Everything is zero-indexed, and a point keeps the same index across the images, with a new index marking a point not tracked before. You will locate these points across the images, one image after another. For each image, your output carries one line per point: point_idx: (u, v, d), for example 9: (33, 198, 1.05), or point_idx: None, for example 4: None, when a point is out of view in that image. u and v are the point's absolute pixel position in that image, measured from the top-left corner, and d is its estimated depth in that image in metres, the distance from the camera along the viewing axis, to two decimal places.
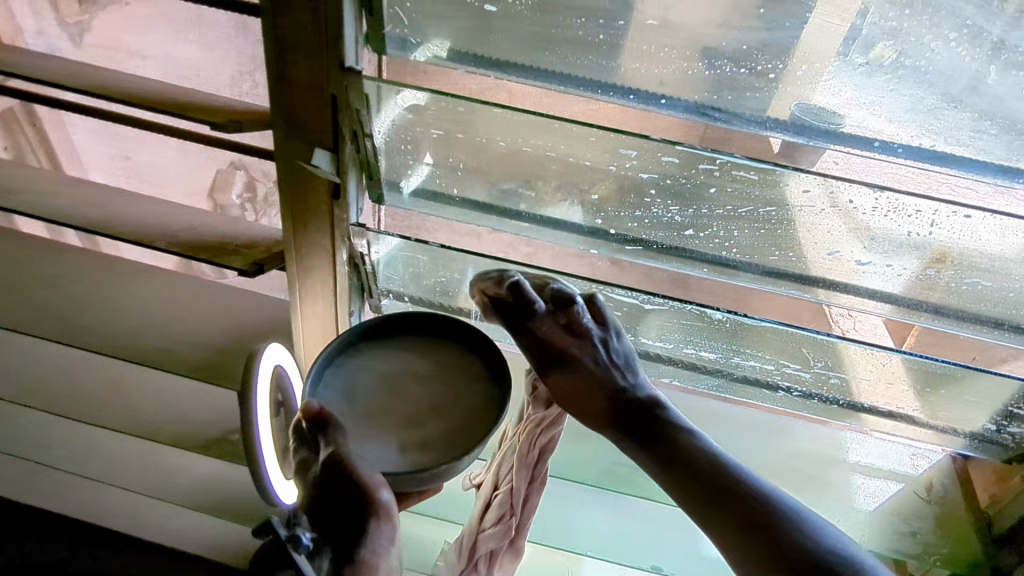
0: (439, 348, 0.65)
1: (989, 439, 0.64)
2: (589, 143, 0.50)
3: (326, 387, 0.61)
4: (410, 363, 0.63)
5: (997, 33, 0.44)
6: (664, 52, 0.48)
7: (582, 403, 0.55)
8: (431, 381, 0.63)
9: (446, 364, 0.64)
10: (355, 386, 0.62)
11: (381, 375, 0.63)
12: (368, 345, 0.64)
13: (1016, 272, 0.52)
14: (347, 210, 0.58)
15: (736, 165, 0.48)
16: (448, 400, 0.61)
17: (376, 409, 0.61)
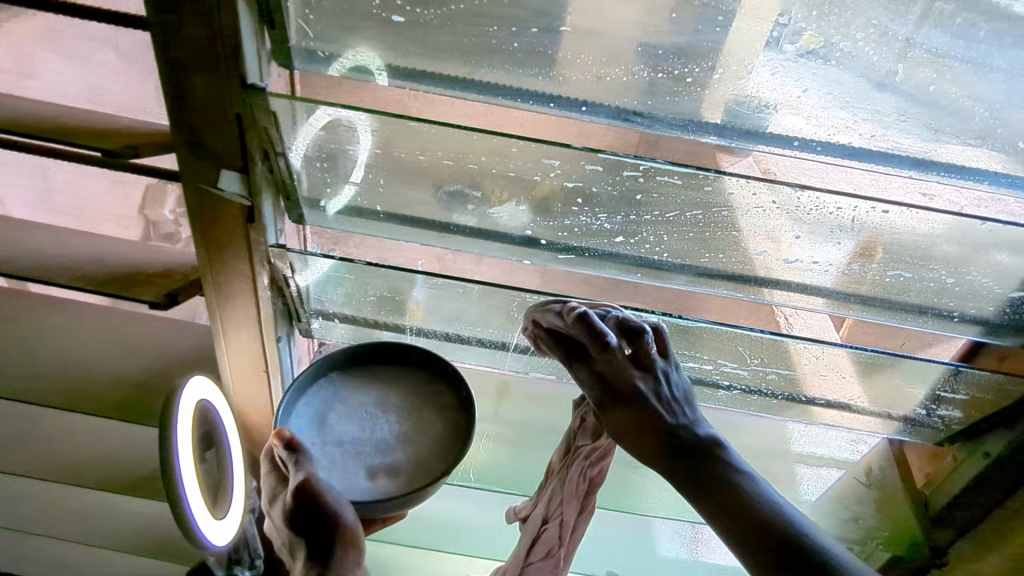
0: (413, 377, 0.61)
1: (922, 423, 0.65)
2: (511, 154, 0.49)
3: (298, 415, 0.57)
4: (385, 392, 0.59)
5: (906, 32, 0.45)
6: (581, 59, 0.47)
7: (635, 431, 0.48)
8: (406, 412, 0.58)
9: (421, 395, 0.59)
10: (328, 417, 0.58)
11: (353, 403, 0.58)
12: (341, 374, 0.60)
13: (936, 264, 0.53)
14: (264, 233, 0.55)
15: (659, 171, 0.48)
16: (419, 429, 0.57)
17: (347, 439, 0.56)
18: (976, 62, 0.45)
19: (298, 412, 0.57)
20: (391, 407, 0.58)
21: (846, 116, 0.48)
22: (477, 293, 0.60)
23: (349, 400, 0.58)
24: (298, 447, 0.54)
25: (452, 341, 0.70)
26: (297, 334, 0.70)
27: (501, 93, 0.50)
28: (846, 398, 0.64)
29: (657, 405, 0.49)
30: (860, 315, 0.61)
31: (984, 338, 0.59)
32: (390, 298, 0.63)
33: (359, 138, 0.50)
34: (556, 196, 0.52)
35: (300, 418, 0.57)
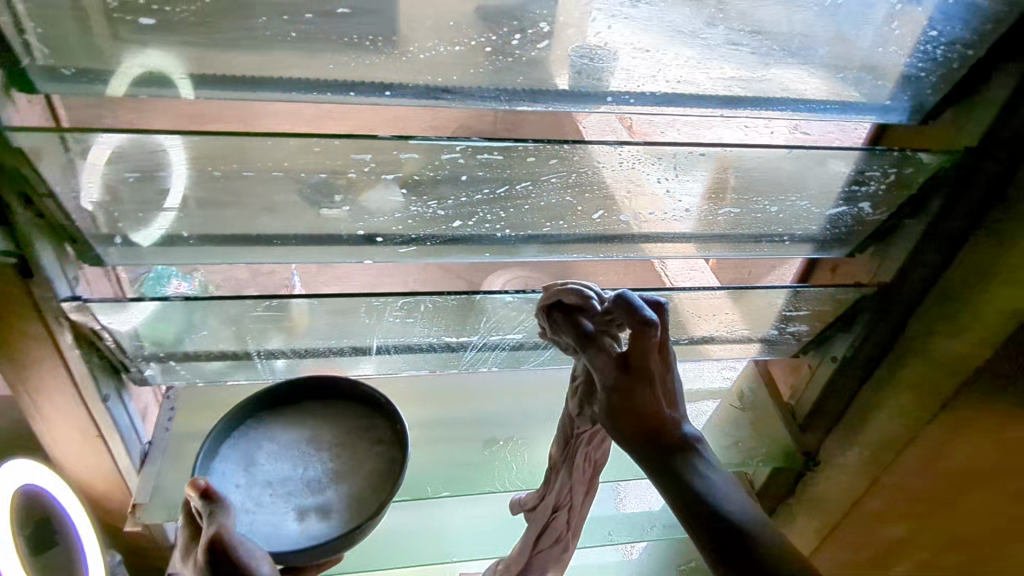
0: (349, 407, 0.49)
1: (778, 341, 0.70)
2: (313, 154, 0.45)
3: (221, 458, 0.45)
4: (317, 427, 0.48)
5: None
6: (369, 41, 0.44)
7: (630, 425, 0.41)
8: (340, 448, 0.46)
9: (357, 429, 0.48)
10: (256, 455, 0.46)
11: (284, 441, 0.46)
12: (267, 411, 0.48)
13: (761, 197, 0.55)
14: (51, 285, 0.48)
15: (477, 149, 0.46)
16: (354, 467, 0.45)
17: (276, 480, 0.45)
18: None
19: (223, 454, 0.46)
20: (326, 444, 0.46)
21: (655, 65, 0.48)
22: (316, 307, 0.55)
23: (280, 438, 0.47)
24: (216, 497, 0.38)
25: (311, 358, 0.64)
26: (129, 382, 0.62)
27: (290, 88, 0.45)
28: (707, 333, 0.68)
29: (656, 395, 0.41)
30: (705, 253, 0.62)
31: (817, 253, 0.63)
32: (228, 326, 0.57)
33: (136, 165, 0.43)
34: (376, 189, 0.49)
35: (222, 464, 0.45)
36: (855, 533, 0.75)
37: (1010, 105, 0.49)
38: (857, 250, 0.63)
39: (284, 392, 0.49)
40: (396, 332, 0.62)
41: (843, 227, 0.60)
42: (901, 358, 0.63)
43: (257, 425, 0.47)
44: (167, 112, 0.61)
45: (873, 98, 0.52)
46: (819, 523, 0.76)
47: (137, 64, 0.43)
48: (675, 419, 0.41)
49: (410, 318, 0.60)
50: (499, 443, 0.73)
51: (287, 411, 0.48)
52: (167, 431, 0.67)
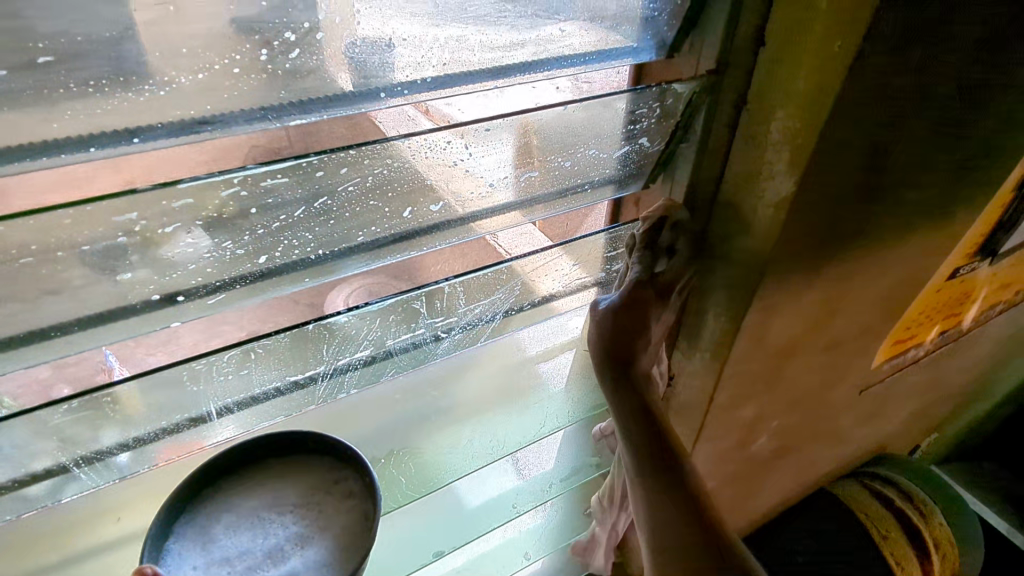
0: (312, 466, 0.58)
1: (607, 281, 0.76)
2: (68, 227, 0.39)
3: (174, 539, 0.51)
4: (281, 491, 0.56)
5: None
6: (94, 86, 0.38)
7: (614, 351, 0.66)
8: (305, 508, 0.55)
9: (323, 486, 0.57)
10: (212, 532, 0.53)
11: (241, 513, 0.54)
12: (232, 481, 0.56)
13: (554, 154, 0.58)
14: None
15: (258, 176, 0.43)
16: (320, 524, 0.54)
17: (235, 556, 0.52)
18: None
19: (176, 533, 0.52)
20: (291, 507, 0.55)
21: (418, 51, 0.48)
22: (136, 386, 0.49)
23: (239, 509, 0.55)
24: None
25: (149, 445, 0.57)
26: None
27: (15, 158, 0.39)
28: (547, 292, 0.71)
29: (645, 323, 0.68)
30: (528, 217, 0.63)
31: (619, 192, 0.68)
32: (35, 441, 0.48)
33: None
34: (149, 238, 0.43)
35: (178, 542, 0.52)
36: (718, 425, 0.83)
37: (730, 23, 0.55)
38: (648, 181, 0.69)
39: (249, 453, 0.58)
40: (235, 386, 0.58)
41: (632, 163, 0.65)
42: (710, 263, 0.70)
43: (220, 492, 0.56)
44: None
45: (622, 44, 0.56)
46: (688, 429, 0.83)
47: None
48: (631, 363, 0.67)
49: (245, 365, 0.57)
50: (382, 462, 0.71)
51: (252, 476, 0.57)
52: None
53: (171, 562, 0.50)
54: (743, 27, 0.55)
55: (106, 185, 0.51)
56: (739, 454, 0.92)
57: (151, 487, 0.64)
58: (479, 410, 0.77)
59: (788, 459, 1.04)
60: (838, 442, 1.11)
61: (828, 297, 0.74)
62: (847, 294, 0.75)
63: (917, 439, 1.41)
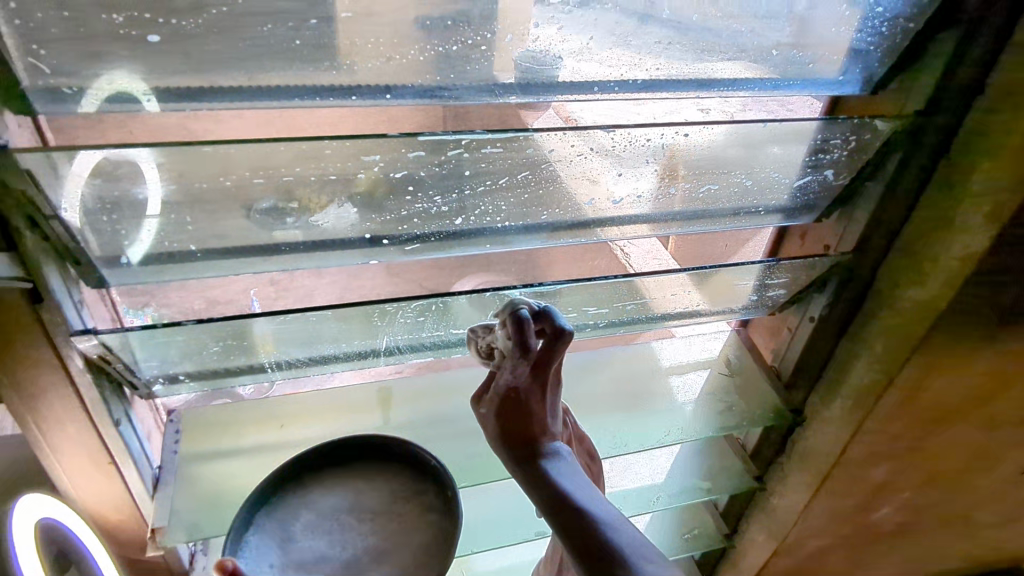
0: (394, 477, 0.50)
1: (758, 306, 0.74)
2: (325, 157, 0.46)
3: (252, 532, 0.45)
4: (361, 495, 0.48)
5: None
6: (371, 45, 0.45)
7: (511, 450, 0.45)
8: (385, 525, 0.46)
9: (406, 498, 0.48)
10: (290, 529, 0.46)
11: (322, 515, 0.47)
12: (314, 480, 0.49)
13: (735, 171, 0.59)
14: (60, 311, 0.47)
15: (481, 142, 0.48)
16: (402, 537, 0.45)
17: (311, 561, 0.43)
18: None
19: (254, 528, 0.46)
20: (369, 514, 0.47)
21: (622, 56, 0.51)
22: (337, 315, 0.55)
23: (317, 510, 0.47)
24: None
25: (322, 364, 0.65)
26: (136, 403, 0.60)
27: (293, 95, 0.46)
28: (691, 306, 0.72)
29: (548, 403, 0.47)
30: (685, 229, 0.65)
31: (786, 222, 0.67)
32: (248, 342, 0.56)
33: (123, 176, 0.43)
34: (345, 199, 0.50)
35: (254, 537, 0.45)
36: (844, 480, 0.79)
37: (948, 71, 0.54)
38: (824, 214, 0.67)
39: (329, 453, 0.51)
40: (404, 332, 0.63)
41: (810, 194, 0.64)
42: (871, 311, 0.68)
43: (298, 494, 0.48)
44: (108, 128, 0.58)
45: (829, 74, 0.56)
46: (810, 476, 0.80)
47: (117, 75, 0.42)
48: (551, 430, 0.47)
49: (419, 317, 0.61)
50: None
51: (336, 477, 0.50)
52: (176, 452, 0.66)
53: (244, 557, 0.43)
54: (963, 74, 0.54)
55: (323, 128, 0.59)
56: (857, 518, 0.87)
57: (307, 406, 0.72)
58: (603, 407, 0.77)
59: (907, 539, 0.96)
60: (969, 537, 1.02)
61: (995, 371, 0.69)
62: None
63: None
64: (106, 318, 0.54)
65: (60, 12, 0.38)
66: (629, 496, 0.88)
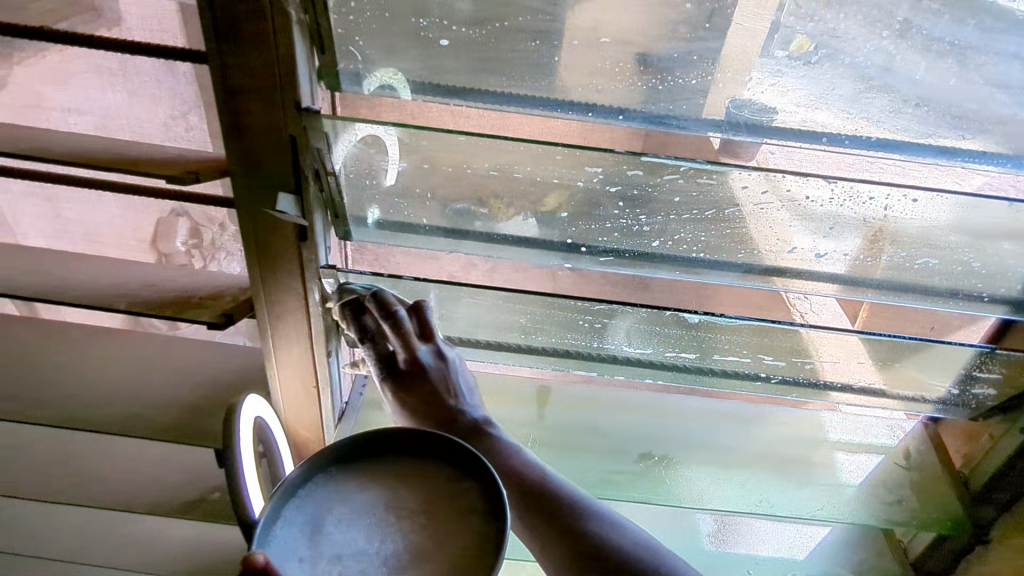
0: (431, 475, 0.50)
1: (954, 403, 0.68)
2: (553, 161, 0.51)
3: (287, 523, 0.46)
4: (397, 491, 0.49)
5: (947, 37, 0.47)
6: (616, 67, 0.50)
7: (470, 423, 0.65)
8: (418, 524, 0.47)
9: (440, 494, 0.49)
10: (328, 521, 0.47)
11: (356, 510, 0.48)
12: (354, 466, 0.51)
13: (962, 248, 0.55)
14: (316, 251, 0.57)
15: (700, 171, 0.50)
16: (438, 540, 0.46)
17: (347, 556, 0.46)
18: (1014, 54, 0.47)
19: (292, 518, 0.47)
20: (404, 512, 0.48)
21: (865, 111, 0.51)
22: (530, 301, 0.61)
23: (355, 504, 0.48)
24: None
25: (499, 350, 0.71)
26: (343, 348, 0.71)
27: (541, 104, 0.52)
28: (866, 381, 0.67)
29: (429, 376, 0.64)
30: (887, 301, 0.62)
31: (1013, 316, 0.61)
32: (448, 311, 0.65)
33: (382, 150, 0.52)
34: (529, 214, 0.57)
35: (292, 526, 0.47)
36: None
37: None
38: None
39: (368, 442, 0.51)
40: (575, 337, 0.67)
41: None
42: None
43: (337, 479, 0.50)
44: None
45: None
46: None
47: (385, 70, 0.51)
48: (452, 401, 0.65)
49: (594, 324, 0.64)
50: (654, 459, 0.73)
51: (372, 466, 0.51)
52: (361, 395, 0.77)
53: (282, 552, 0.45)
54: None
55: (541, 133, 0.65)
56: None
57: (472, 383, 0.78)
58: (754, 462, 0.74)
59: None
60: None
61: None
62: None
63: None
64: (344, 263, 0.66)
65: (382, 13, 0.47)
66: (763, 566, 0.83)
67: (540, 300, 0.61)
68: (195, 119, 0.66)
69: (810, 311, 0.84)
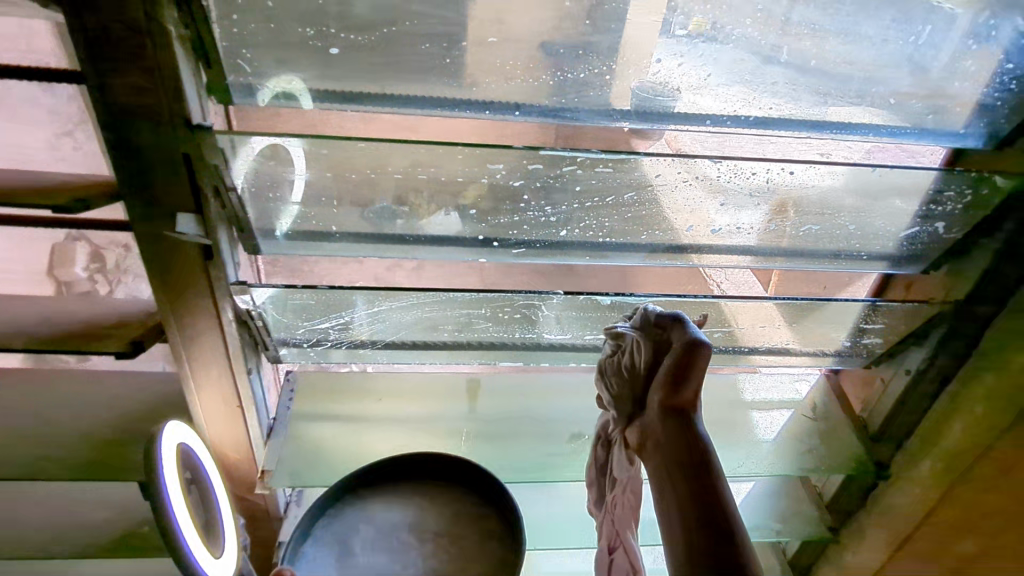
0: (453, 500, 0.55)
1: (849, 353, 0.74)
2: (456, 160, 0.52)
3: (313, 543, 0.51)
4: (423, 515, 0.54)
5: (810, 19, 0.51)
6: (508, 66, 0.51)
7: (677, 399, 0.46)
8: (443, 542, 0.52)
9: (464, 519, 0.54)
10: (351, 542, 0.51)
11: (381, 531, 0.53)
12: (376, 493, 0.55)
13: (840, 212, 0.60)
14: (223, 269, 0.56)
15: (594, 161, 0.52)
16: (457, 560, 0.51)
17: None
18: (865, 35, 0.51)
19: (315, 538, 0.52)
20: (427, 535, 0.52)
21: (743, 92, 0.54)
22: (455, 299, 0.63)
23: (379, 527, 0.53)
24: None
25: (425, 348, 0.71)
26: (265, 363, 0.70)
27: (444, 105, 0.53)
28: (780, 343, 0.72)
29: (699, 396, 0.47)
30: (787, 265, 0.66)
31: (892, 270, 0.66)
32: (377, 317, 0.65)
33: (284, 159, 0.51)
34: (451, 210, 0.57)
35: (316, 547, 0.51)
36: (928, 544, 0.75)
37: None
38: (932, 267, 0.66)
39: (395, 470, 0.57)
40: (498, 328, 0.69)
41: (920, 245, 0.64)
42: (974, 370, 0.66)
43: (360, 506, 0.54)
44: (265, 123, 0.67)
45: (949, 125, 0.57)
46: (889, 533, 0.77)
47: (277, 79, 0.50)
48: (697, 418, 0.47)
49: (515, 315, 0.66)
50: (585, 437, 0.76)
51: (396, 491, 0.56)
52: (288, 408, 0.75)
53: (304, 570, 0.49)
54: None
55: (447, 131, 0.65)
56: None
57: (406, 386, 0.79)
58: None
59: None
60: None
61: None
62: None
63: None
64: (254, 274, 0.64)
65: (267, 24, 0.47)
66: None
67: (465, 297, 0.62)
68: (81, 138, 0.62)
69: (727, 282, 0.88)
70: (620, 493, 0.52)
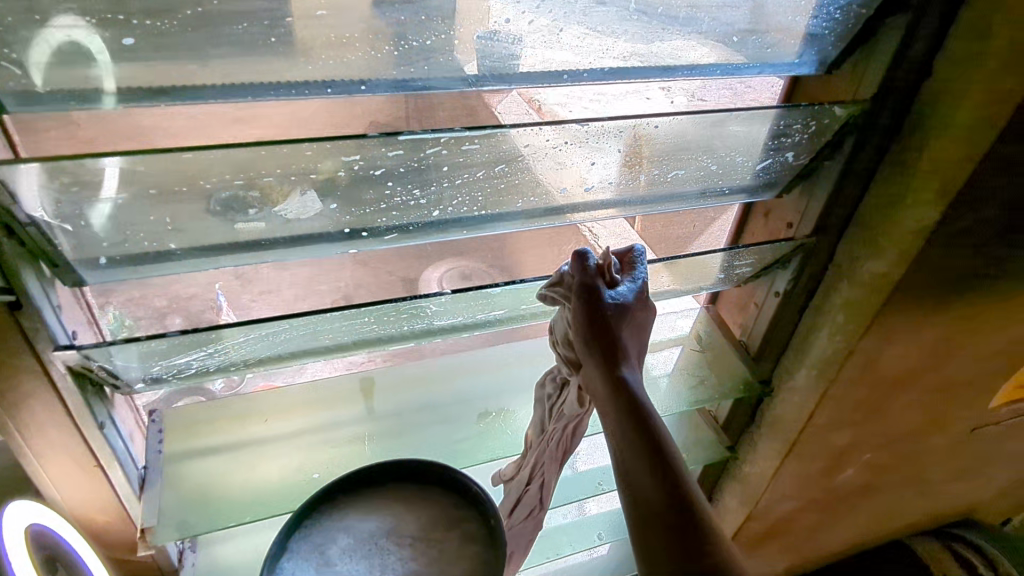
0: (433, 502, 0.49)
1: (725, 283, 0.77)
2: (305, 158, 0.46)
3: (290, 556, 0.45)
4: (400, 519, 0.47)
5: None
6: (343, 39, 0.45)
7: (594, 332, 0.53)
8: (425, 546, 0.46)
9: (446, 520, 0.47)
10: (330, 554, 0.45)
11: (357, 540, 0.46)
12: (349, 499, 0.49)
13: (702, 155, 0.61)
14: (38, 318, 0.48)
15: (460, 139, 0.49)
16: (441, 563, 0.44)
17: None
18: None
19: (290, 551, 0.45)
20: (406, 540, 0.46)
21: (596, 44, 0.52)
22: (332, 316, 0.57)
23: (354, 535, 0.46)
24: None
25: (306, 358, 0.65)
26: (118, 403, 0.61)
27: (274, 88, 0.46)
28: (660, 285, 0.74)
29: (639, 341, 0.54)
30: (657, 210, 0.67)
31: (751, 199, 0.70)
32: (248, 346, 0.58)
33: (90, 184, 0.42)
34: (308, 187, 0.49)
35: (293, 562, 0.45)
36: (813, 444, 0.83)
37: (900, 49, 0.56)
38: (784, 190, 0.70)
39: (366, 478, 0.50)
40: (384, 327, 0.64)
41: (773, 173, 0.67)
42: (832, 284, 0.71)
43: (337, 515, 0.48)
44: (63, 134, 0.55)
45: (786, 56, 0.59)
46: (779, 443, 0.84)
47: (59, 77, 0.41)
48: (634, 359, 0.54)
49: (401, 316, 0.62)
50: (491, 414, 0.75)
51: (366, 500, 0.49)
52: (159, 453, 0.66)
53: None
54: (914, 54, 0.57)
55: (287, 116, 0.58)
56: (823, 480, 0.91)
57: (296, 399, 0.73)
58: None
59: (875, 499, 1.00)
60: (933, 492, 1.05)
61: (951, 331, 0.73)
62: (968, 342, 0.75)
63: (1011, 509, 1.25)
64: (83, 313, 0.55)
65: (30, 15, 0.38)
66: (606, 472, 0.92)
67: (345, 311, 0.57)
68: None
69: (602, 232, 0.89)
70: (558, 427, 0.60)
